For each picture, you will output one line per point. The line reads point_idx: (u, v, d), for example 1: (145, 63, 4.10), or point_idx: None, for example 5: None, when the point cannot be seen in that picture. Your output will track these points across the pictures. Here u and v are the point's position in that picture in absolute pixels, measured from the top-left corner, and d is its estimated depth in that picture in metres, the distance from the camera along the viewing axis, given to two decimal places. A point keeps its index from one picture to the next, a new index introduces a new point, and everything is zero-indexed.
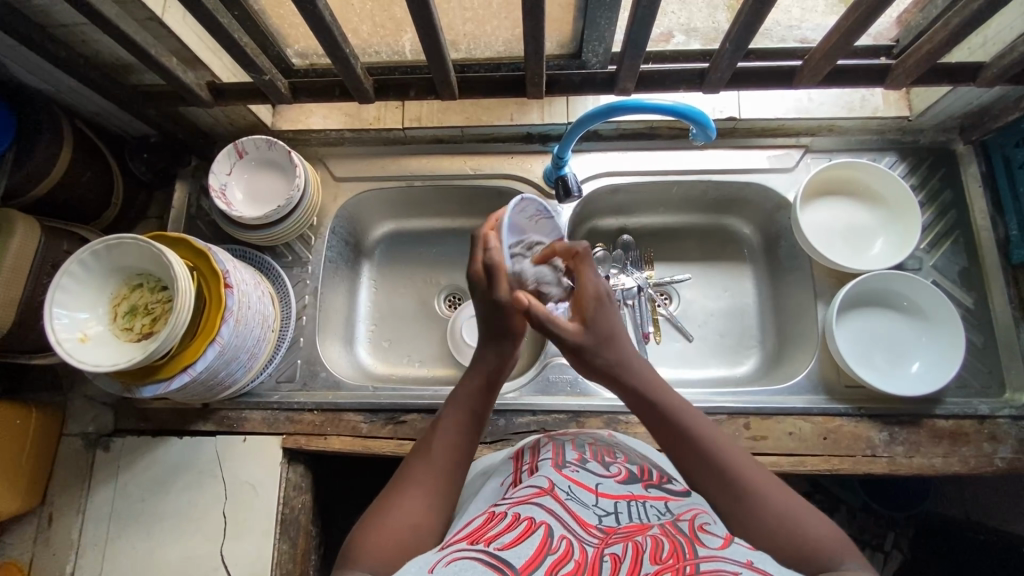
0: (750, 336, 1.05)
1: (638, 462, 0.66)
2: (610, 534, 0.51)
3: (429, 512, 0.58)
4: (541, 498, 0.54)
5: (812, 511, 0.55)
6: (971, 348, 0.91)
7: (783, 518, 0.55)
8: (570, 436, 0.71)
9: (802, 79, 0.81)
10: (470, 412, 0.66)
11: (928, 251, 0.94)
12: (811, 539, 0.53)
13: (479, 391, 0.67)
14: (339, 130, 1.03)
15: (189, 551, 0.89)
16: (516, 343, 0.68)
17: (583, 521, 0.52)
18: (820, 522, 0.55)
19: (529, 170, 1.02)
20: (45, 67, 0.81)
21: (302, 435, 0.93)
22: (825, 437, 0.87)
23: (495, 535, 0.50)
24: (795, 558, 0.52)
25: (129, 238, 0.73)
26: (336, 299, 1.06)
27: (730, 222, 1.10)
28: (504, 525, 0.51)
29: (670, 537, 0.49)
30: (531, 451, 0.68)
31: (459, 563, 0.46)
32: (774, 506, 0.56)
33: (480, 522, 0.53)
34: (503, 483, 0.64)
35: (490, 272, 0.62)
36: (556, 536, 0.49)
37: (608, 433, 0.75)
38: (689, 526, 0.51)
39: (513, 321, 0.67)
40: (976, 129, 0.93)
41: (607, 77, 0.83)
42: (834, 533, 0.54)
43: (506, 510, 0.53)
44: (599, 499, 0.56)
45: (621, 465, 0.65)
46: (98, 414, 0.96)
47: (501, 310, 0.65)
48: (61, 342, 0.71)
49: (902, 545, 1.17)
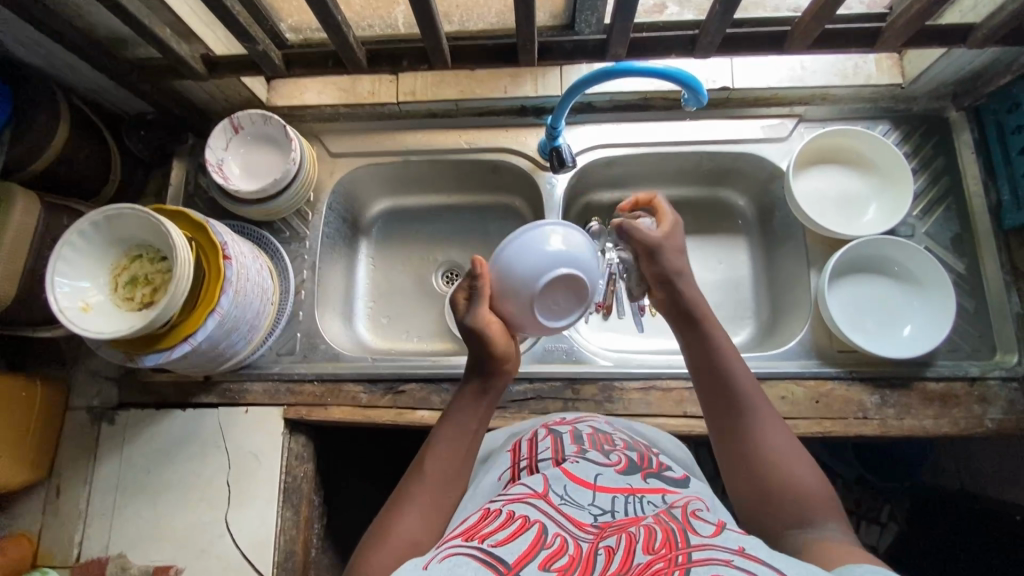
0: (744, 308, 1.06)
1: (637, 450, 0.68)
2: (605, 529, 0.53)
3: (428, 526, 0.61)
4: (535, 499, 0.56)
5: (809, 463, 0.60)
6: (962, 312, 0.91)
7: (786, 477, 0.59)
8: (568, 427, 0.73)
9: (794, 44, 0.80)
10: (462, 425, 0.67)
11: (920, 218, 0.95)
12: (801, 496, 0.58)
13: (470, 403, 0.68)
14: (334, 106, 1.03)
15: (194, 520, 0.91)
16: (498, 365, 0.68)
17: (577, 522, 0.54)
18: (813, 475, 0.60)
19: (523, 143, 1.03)
20: (40, 44, 0.81)
21: (303, 406, 0.94)
22: (817, 401, 0.88)
23: (490, 532, 0.51)
24: (777, 509, 0.58)
25: (126, 208, 0.74)
26: (335, 275, 1.08)
27: (726, 194, 1.10)
28: (499, 523, 0.52)
29: (664, 525, 0.51)
30: (529, 444, 0.70)
31: (453, 559, 0.47)
32: (775, 452, 0.61)
33: (477, 519, 0.55)
34: (501, 478, 0.67)
35: (477, 295, 0.69)
36: (551, 533, 0.51)
37: (606, 421, 0.77)
38: (682, 514, 0.54)
39: (482, 347, 0.67)
40: (969, 95, 0.94)
41: (599, 45, 0.82)
42: (825, 490, 0.59)
43: (502, 507, 0.55)
44: (596, 497, 0.57)
45: (621, 452, 0.67)
46: (102, 387, 0.97)
47: (474, 335, 0.68)
48: (63, 309, 0.72)
49: (897, 517, 1.23)
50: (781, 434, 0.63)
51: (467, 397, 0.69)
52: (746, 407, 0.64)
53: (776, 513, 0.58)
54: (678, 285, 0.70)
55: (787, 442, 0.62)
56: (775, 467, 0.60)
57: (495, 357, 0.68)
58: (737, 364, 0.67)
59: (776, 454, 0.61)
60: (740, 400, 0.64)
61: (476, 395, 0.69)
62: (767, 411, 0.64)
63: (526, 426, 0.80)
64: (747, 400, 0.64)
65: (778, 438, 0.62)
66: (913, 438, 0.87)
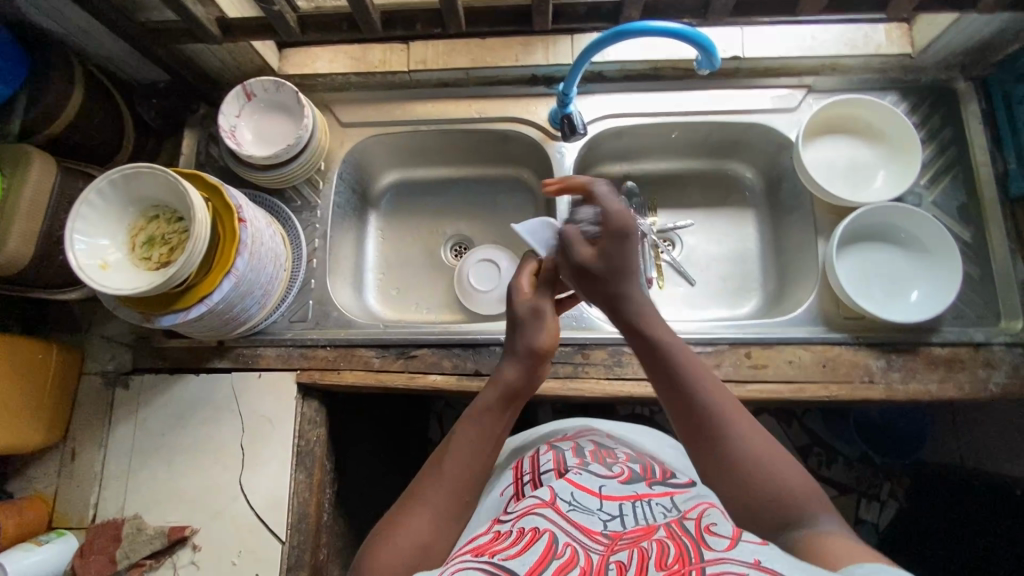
0: (751, 280, 1.07)
1: (641, 461, 0.71)
2: (617, 540, 0.54)
3: (439, 531, 0.59)
4: (544, 508, 0.57)
5: (794, 467, 0.59)
6: (967, 280, 0.93)
7: (770, 483, 0.58)
8: (571, 442, 0.74)
9: (806, 8, 0.81)
10: (486, 430, 0.66)
11: (927, 187, 0.96)
12: (791, 496, 0.57)
13: (495, 408, 0.67)
14: (345, 74, 1.03)
15: (209, 481, 0.92)
16: (540, 362, 0.69)
17: (588, 530, 0.55)
18: (797, 474, 0.59)
19: (533, 112, 1.03)
20: (54, 6, 0.81)
21: (316, 370, 0.95)
22: (824, 365, 0.89)
23: (501, 548, 0.52)
24: (768, 507, 0.57)
25: (144, 166, 0.74)
26: (346, 245, 1.08)
27: (734, 167, 1.11)
28: (511, 539, 0.53)
29: (676, 540, 0.52)
30: (531, 460, 0.72)
31: (465, 573, 0.48)
32: (745, 443, 0.60)
33: (486, 539, 0.55)
34: (504, 493, 0.69)
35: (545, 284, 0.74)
36: (561, 542, 0.52)
37: (607, 433, 0.80)
38: (695, 527, 0.54)
39: (536, 340, 0.69)
40: (977, 65, 0.95)
41: (612, 8, 0.84)
42: (810, 488, 0.58)
43: (512, 526, 0.55)
44: (603, 504, 0.60)
45: (624, 464, 0.70)
46: (116, 353, 0.98)
47: (535, 319, 0.70)
48: (82, 266, 0.73)
49: (898, 494, 1.30)
50: (759, 439, 0.60)
51: (494, 396, 0.67)
52: (721, 419, 0.61)
53: (765, 511, 0.57)
54: (622, 299, 0.68)
55: (757, 435, 0.61)
56: (757, 476, 0.58)
57: (542, 353, 0.70)
58: (687, 360, 0.65)
59: (756, 461, 0.59)
60: (713, 411, 0.61)
61: (504, 399, 0.67)
62: (743, 418, 0.61)
63: (533, 439, 0.81)
64: (720, 411, 0.61)
65: (759, 445, 0.60)
66: (918, 402, 0.88)
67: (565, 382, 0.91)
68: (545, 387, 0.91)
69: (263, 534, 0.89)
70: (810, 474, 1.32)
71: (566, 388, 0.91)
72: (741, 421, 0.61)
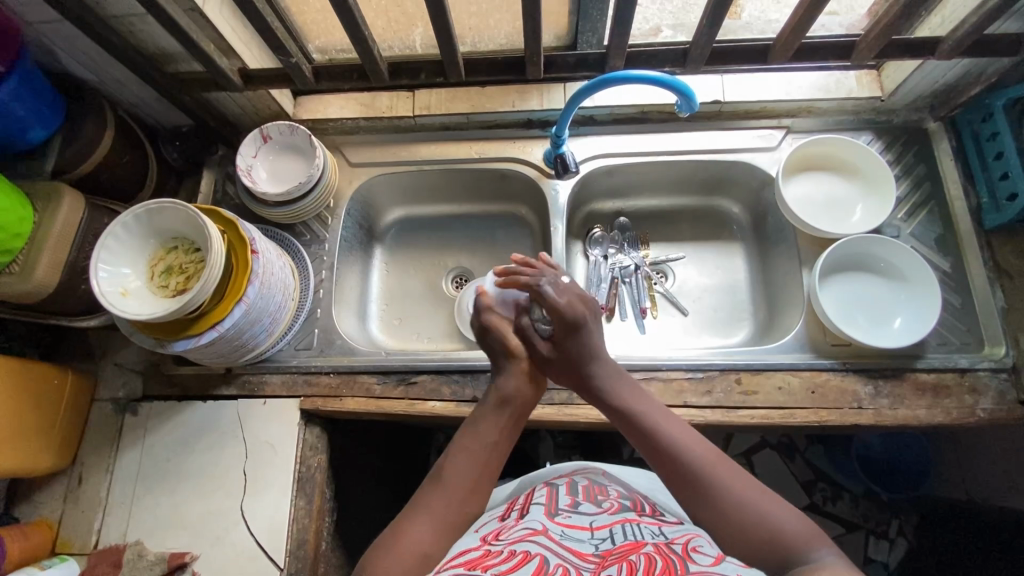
0: (741, 310, 1.11)
1: (631, 497, 0.72)
2: (606, 557, 0.55)
3: (438, 540, 0.63)
4: (536, 536, 0.58)
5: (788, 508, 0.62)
6: (949, 308, 0.96)
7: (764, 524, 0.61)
8: (565, 479, 0.75)
9: (777, 57, 0.89)
10: (484, 436, 0.72)
11: (905, 220, 1.01)
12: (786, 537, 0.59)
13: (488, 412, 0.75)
14: (354, 119, 1.12)
15: (211, 506, 0.94)
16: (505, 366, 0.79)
17: (579, 552, 0.56)
18: (794, 516, 0.61)
19: (529, 153, 1.10)
20: (97, 60, 0.91)
21: (319, 397, 0.98)
22: (813, 391, 0.91)
23: (494, 564, 0.53)
24: (762, 551, 0.59)
25: (168, 202, 0.81)
26: (350, 277, 1.13)
27: (720, 203, 1.17)
28: (502, 556, 0.55)
29: (663, 556, 0.54)
30: (526, 495, 0.73)
31: None
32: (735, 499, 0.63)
33: (479, 554, 0.57)
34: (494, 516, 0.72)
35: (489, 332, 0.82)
36: (552, 563, 0.53)
37: (602, 472, 0.80)
38: (681, 548, 0.56)
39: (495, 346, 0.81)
40: (944, 106, 1.02)
41: (599, 58, 0.92)
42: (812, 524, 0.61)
43: (504, 547, 0.57)
44: (593, 533, 0.60)
45: (614, 500, 0.70)
46: (128, 380, 1.02)
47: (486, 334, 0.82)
48: (105, 292, 0.78)
49: (907, 532, 1.26)
50: (744, 483, 0.65)
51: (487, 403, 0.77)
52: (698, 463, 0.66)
53: (765, 552, 0.59)
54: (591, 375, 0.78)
55: (739, 481, 0.65)
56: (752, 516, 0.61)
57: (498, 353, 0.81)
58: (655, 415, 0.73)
59: (745, 503, 0.62)
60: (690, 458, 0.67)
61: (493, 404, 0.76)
62: (719, 462, 0.67)
63: (533, 477, 0.82)
64: (696, 456, 0.67)
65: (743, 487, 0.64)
66: (909, 428, 0.89)
67: (559, 407, 0.94)
68: (541, 412, 0.93)
69: (261, 560, 0.90)
70: (816, 511, 1.30)
71: (561, 413, 0.93)
72: (718, 467, 0.66)
